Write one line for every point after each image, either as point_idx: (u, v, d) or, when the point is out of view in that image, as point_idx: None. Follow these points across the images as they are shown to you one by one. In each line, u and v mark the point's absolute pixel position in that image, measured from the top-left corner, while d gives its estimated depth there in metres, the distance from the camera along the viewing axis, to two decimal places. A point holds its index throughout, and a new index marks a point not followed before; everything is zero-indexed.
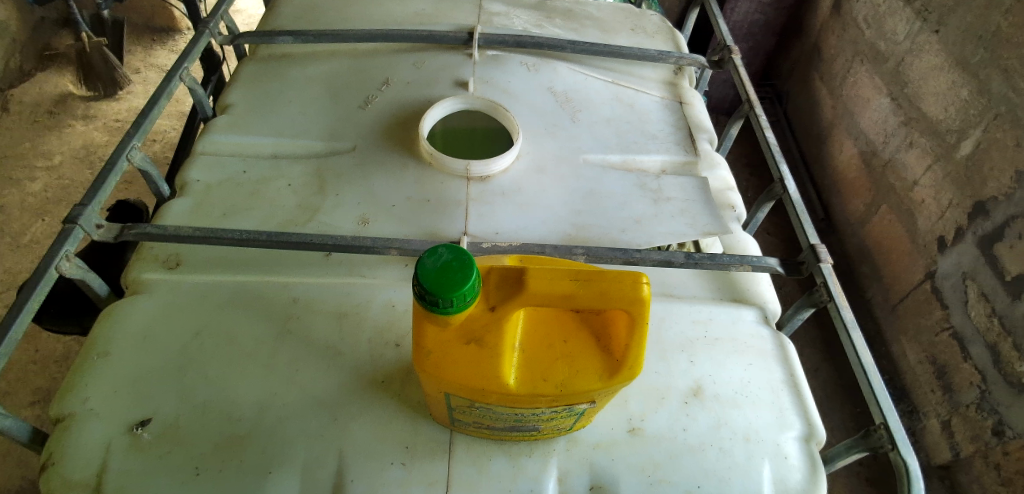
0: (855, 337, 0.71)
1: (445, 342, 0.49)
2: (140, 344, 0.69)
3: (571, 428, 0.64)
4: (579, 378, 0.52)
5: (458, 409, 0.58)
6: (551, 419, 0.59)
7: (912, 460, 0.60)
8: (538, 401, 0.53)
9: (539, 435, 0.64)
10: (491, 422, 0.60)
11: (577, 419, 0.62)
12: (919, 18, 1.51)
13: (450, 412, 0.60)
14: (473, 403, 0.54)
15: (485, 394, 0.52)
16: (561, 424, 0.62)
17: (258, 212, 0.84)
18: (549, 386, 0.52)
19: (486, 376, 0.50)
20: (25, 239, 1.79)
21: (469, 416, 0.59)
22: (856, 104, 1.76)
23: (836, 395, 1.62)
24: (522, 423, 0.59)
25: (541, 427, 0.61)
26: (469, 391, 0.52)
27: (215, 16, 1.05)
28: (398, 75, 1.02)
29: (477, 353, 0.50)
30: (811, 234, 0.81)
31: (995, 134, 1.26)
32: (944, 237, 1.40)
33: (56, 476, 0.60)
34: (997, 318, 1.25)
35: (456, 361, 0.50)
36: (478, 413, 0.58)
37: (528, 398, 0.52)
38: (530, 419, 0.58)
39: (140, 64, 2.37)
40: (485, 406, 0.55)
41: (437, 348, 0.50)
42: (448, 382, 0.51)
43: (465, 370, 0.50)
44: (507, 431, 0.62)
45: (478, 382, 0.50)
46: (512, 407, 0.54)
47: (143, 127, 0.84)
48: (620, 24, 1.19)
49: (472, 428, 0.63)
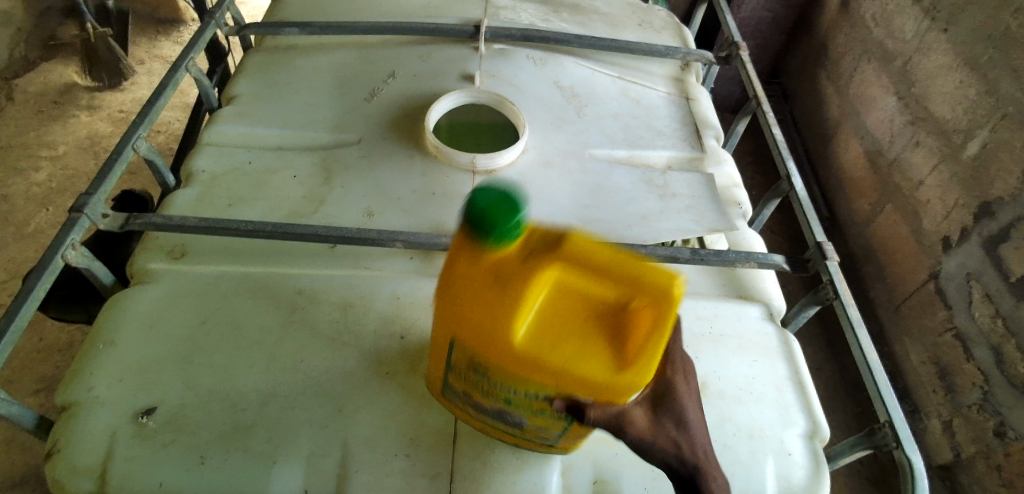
0: (860, 334, 0.70)
1: (467, 275, 0.44)
2: (146, 332, 0.69)
3: (553, 446, 0.59)
4: (586, 382, 0.43)
5: (457, 363, 0.52)
6: (540, 412, 0.51)
7: (916, 458, 0.60)
8: (535, 379, 0.45)
9: (522, 434, 0.59)
10: (484, 397, 0.54)
11: (561, 432, 0.55)
12: (927, 17, 1.50)
13: (446, 371, 0.55)
14: (473, 359, 0.48)
15: (486, 346, 0.44)
16: (547, 429, 0.55)
17: (264, 202, 0.84)
18: (552, 374, 0.44)
19: (494, 328, 0.42)
20: (29, 228, 1.80)
21: (463, 381, 0.54)
22: (862, 102, 1.76)
23: (837, 393, 1.63)
24: (510, 409, 0.54)
25: (524, 425, 0.56)
26: (471, 339, 0.44)
27: (222, 6, 1.05)
28: (404, 67, 1.02)
29: (496, 297, 0.41)
30: (817, 231, 0.80)
31: (1002, 135, 1.25)
32: (949, 238, 1.40)
33: (62, 463, 0.61)
34: (1000, 319, 1.25)
35: (467, 298, 0.44)
36: (472, 376, 0.51)
37: (527, 372, 0.44)
38: (518, 405, 0.52)
39: (145, 54, 2.36)
40: (480, 367, 0.48)
41: (461, 273, 0.43)
42: (456, 314, 0.44)
43: (477, 309, 0.42)
44: (493, 416, 0.57)
45: (485, 329, 0.42)
46: (507, 378, 0.47)
47: (149, 117, 0.84)
48: (627, 19, 1.19)
49: (459, 402, 0.60)
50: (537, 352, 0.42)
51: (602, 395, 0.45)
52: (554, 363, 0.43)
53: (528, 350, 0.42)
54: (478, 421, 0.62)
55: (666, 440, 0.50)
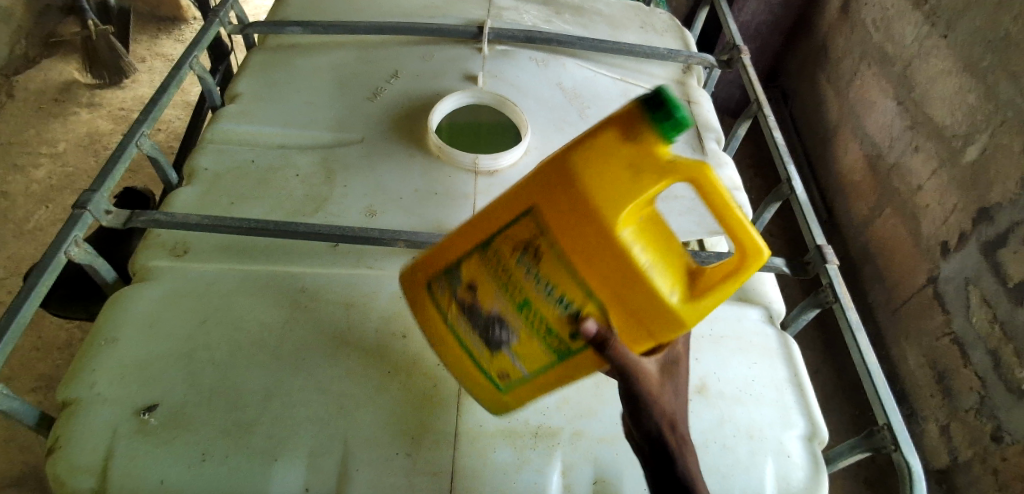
0: (859, 336, 0.71)
1: (599, 163, 0.42)
2: (148, 329, 0.69)
3: (508, 392, 0.58)
4: (643, 302, 0.46)
5: (497, 250, 0.50)
6: (543, 335, 0.50)
7: (914, 460, 0.60)
8: (587, 281, 0.46)
9: (482, 363, 0.57)
10: (488, 301, 0.52)
11: (532, 372, 0.54)
12: (927, 22, 1.50)
13: (468, 256, 0.52)
14: (533, 244, 0.47)
15: (572, 224, 0.44)
16: (525, 363, 0.53)
17: (266, 200, 0.84)
18: (613, 279, 0.45)
19: (602, 206, 0.42)
20: (29, 225, 1.80)
21: (479, 275, 0.52)
22: (862, 106, 1.76)
23: (836, 396, 1.63)
24: (507, 321, 0.52)
25: (505, 346, 0.54)
26: (567, 218, 0.44)
27: (225, 5, 1.05)
28: (406, 67, 1.02)
29: (625, 183, 0.42)
30: (817, 234, 0.80)
31: (1001, 140, 1.26)
32: (948, 242, 1.40)
33: (62, 460, 0.61)
34: (998, 324, 1.26)
35: (589, 188, 0.42)
36: (508, 267, 0.50)
37: (588, 270, 0.46)
38: (525, 319, 0.51)
39: (146, 53, 2.36)
40: (533, 255, 0.48)
41: (604, 147, 0.42)
42: (560, 183, 0.44)
43: (599, 184, 0.42)
44: (475, 330, 0.55)
45: (592, 204, 0.42)
46: (555, 275, 0.47)
47: (153, 114, 0.84)
48: (629, 21, 1.19)
49: (447, 295, 0.56)
50: (623, 253, 0.44)
51: (643, 325, 0.48)
52: (627, 271, 0.44)
53: (616, 245, 0.43)
54: (443, 336, 0.59)
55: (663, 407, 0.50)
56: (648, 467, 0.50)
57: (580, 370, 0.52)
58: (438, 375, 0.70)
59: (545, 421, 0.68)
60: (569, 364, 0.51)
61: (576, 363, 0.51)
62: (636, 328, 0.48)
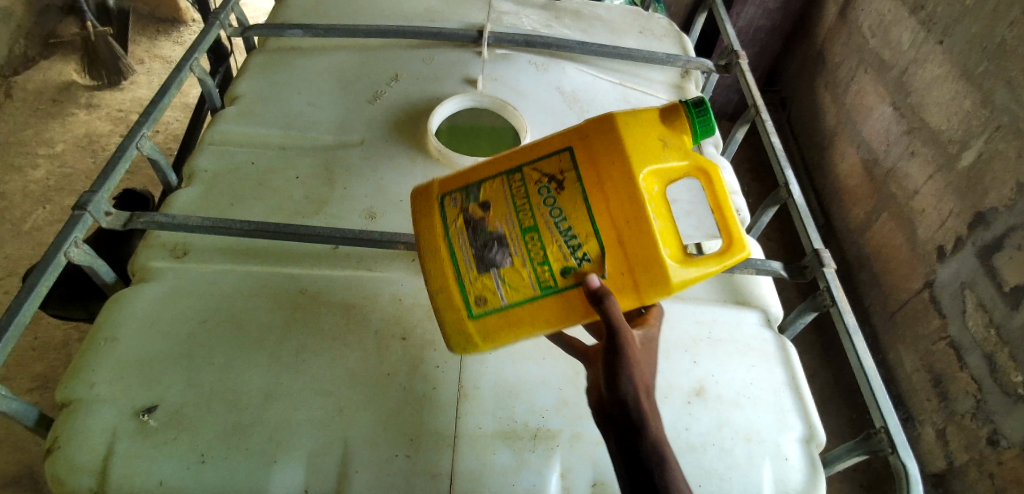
0: (856, 340, 0.71)
1: (638, 129, 0.55)
2: (148, 330, 0.69)
3: (477, 319, 0.57)
4: (643, 250, 0.54)
5: (524, 178, 0.57)
6: (537, 263, 0.54)
7: (910, 463, 0.61)
8: (597, 220, 0.54)
9: (459, 284, 0.56)
10: (496, 219, 0.56)
11: (512, 302, 0.55)
12: (923, 28, 1.52)
13: (493, 178, 0.58)
14: (560, 177, 0.55)
15: (603, 167, 0.54)
16: (508, 289, 0.55)
17: (267, 202, 0.84)
18: (621, 223, 0.54)
19: (632, 156, 0.54)
20: (26, 225, 1.80)
21: (498, 195, 0.57)
22: (859, 111, 1.77)
23: (832, 399, 1.64)
24: (507, 241, 0.55)
25: (497, 269, 0.55)
26: (602, 159, 0.54)
27: (226, 7, 1.05)
28: (406, 70, 1.03)
29: (654, 149, 0.55)
30: (815, 238, 0.80)
31: (997, 146, 1.27)
32: (944, 246, 1.41)
33: (61, 460, 0.61)
34: (994, 328, 1.27)
35: (630, 140, 0.54)
36: (528, 193, 0.56)
37: (602, 210, 0.54)
38: (526, 243, 0.55)
39: (145, 54, 2.36)
40: (555, 186, 0.55)
41: (646, 122, 0.56)
42: (603, 133, 0.55)
43: (636, 142, 0.54)
44: (470, 247, 0.57)
45: (625, 153, 0.54)
46: (571, 207, 0.54)
47: (153, 115, 0.84)
48: (628, 26, 1.20)
49: (452, 210, 0.59)
50: (639, 198, 0.53)
51: (634, 282, 0.55)
52: (637, 216, 0.53)
53: (635, 190, 0.53)
54: (428, 248, 0.58)
55: (638, 379, 0.52)
56: (614, 436, 0.52)
57: (561, 314, 0.56)
58: (437, 377, 0.70)
59: (543, 423, 0.68)
60: (554, 299, 0.55)
61: (561, 299, 0.55)
62: (627, 284, 0.55)
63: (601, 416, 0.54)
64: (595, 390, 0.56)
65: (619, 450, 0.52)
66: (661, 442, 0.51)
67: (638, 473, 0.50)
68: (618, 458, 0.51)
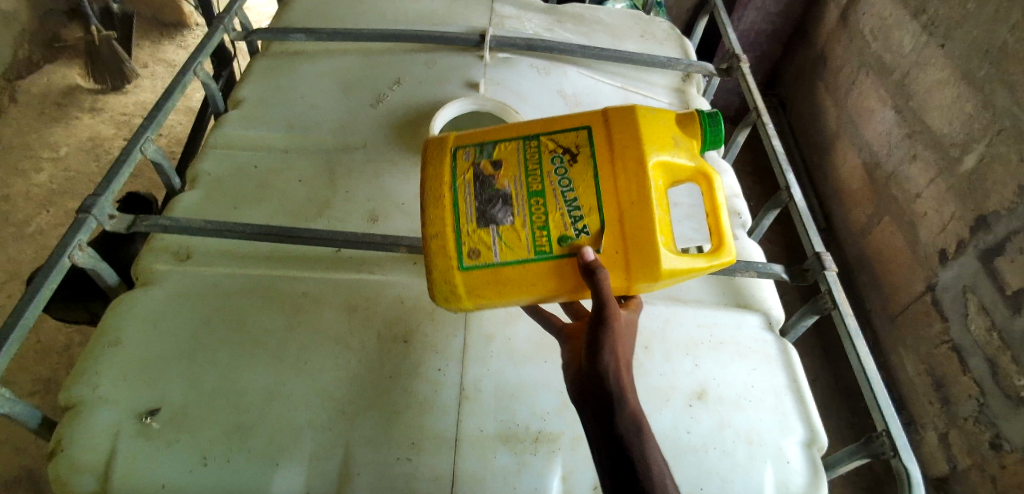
0: (858, 343, 0.71)
1: (656, 123, 0.60)
2: (151, 332, 0.70)
3: (466, 271, 0.57)
4: (641, 232, 0.56)
5: (540, 146, 0.60)
6: (537, 227, 0.56)
7: (912, 467, 0.61)
8: (602, 196, 0.57)
9: (456, 232, 0.57)
10: (505, 178, 0.58)
11: (503, 260, 0.56)
12: (925, 32, 1.52)
13: (509, 141, 0.61)
14: (574, 151, 0.58)
15: (616, 148, 0.58)
16: (503, 246, 0.56)
17: (270, 206, 0.85)
18: (624, 203, 0.56)
19: (647, 143, 0.58)
20: (29, 228, 1.80)
21: (511, 157, 0.59)
22: (860, 115, 1.77)
23: (834, 403, 1.63)
24: (512, 201, 0.57)
25: (497, 226, 0.57)
26: (620, 140, 0.58)
27: (229, 12, 1.06)
28: (408, 74, 1.03)
29: (666, 143, 0.59)
30: (817, 242, 0.80)
31: (998, 149, 1.27)
32: (946, 250, 1.41)
33: (65, 462, 0.61)
34: (996, 332, 1.26)
35: (648, 129, 0.58)
36: (541, 160, 0.59)
37: (608, 188, 0.57)
38: (530, 206, 0.57)
39: (149, 58, 2.38)
40: (569, 158, 0.58)
41: (665, 120, 0.61)
42: (622, 118, 0.59)
43: (652, 133, 0.58)
44: (474, 200, 0.58)
45: (641, 139, 0.58)
46: (580, 180, 0.57)
47: (157, 119, 0.85)
48: (629, 29, 1.20)
49: (462, 162, 0.60)
50: (646, 181, 0.56)
51: (626, 262, 0.57)
52: (641, 199, 0.56)
53: (643, 174, 0.56)
54: (430, 192, 0.59)
55: (618, 357, 0.54)
56: (587, 407, 0.53)
57: (554, 280, 0.58)
58: (438, 380, 0.70)
59: (544, 426, 0.68)
60: (547, 265, 0.57)
61: (554, 266, 0.57)
62: (620, 264, 0.57)
63: (578, 390, 0.54)
64: (574, 367, 0.57)
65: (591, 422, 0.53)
66: (638, 417, 0.52)
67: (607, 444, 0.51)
68: (592, 430, 0.52)
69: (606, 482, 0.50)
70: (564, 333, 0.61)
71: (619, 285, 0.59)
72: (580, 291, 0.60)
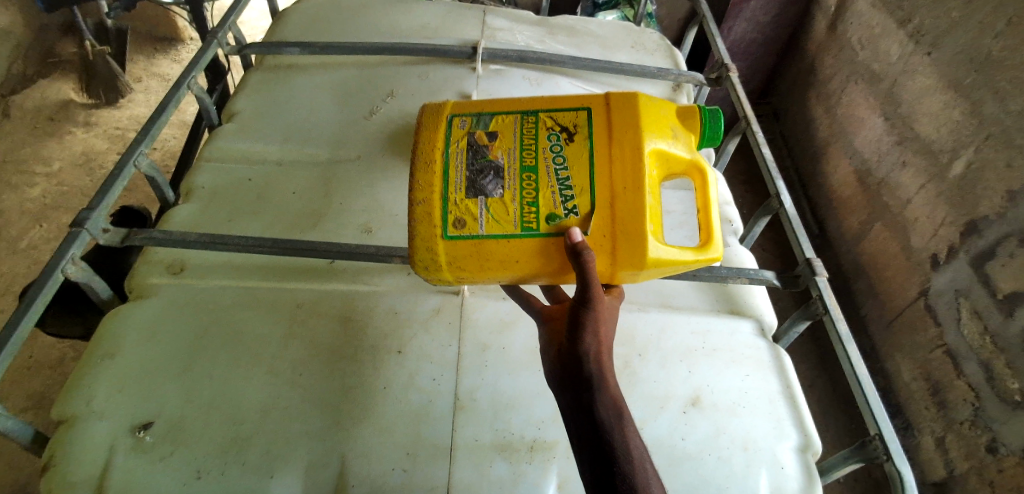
0: (850, 348, 0.72)
1: (657, 112, 0.62)
2: (145, 346, 0.69)
3: (448, 239, 0.57)
4: (631, 219, 0.56)
5: (538, 123, 0.61)
6: (526, 203, 0.57)
7: (906, 470, 0.61)
8: (594, 178, 0.57)
9: (443, 199, 0.57)
10: (499, 150, 0.60)
11: (488, 232, 0.57)
12: (912, 40, 1.54)
13: (506, 116, 0.62)
14: (572, 131, 0.60)
15: (614, 130, 0.59)
16: (489, 218, 0.57)
17: (265, 218, 0.85)
18: (617, 186, 0.57)
19: (645, 129, 0.59)
20: (22, 243, 1.80)
21: (507, 131, 0.61)
22: (851, 122, 1.79)
23: (831, 409, 1.64)
24: (503, 174, 0.59)
25: (485, 197, 0.58)
26: (620, 125, 0.59)
27: (223, 26, 1.06)
28: (403, 86, 1.04)
29: (665, 133, 0.61)
30: (807, 248, 0.81)
31: (987, 155, 1.28)
32: (938, 255, 1.42)
33: (58, 477, 0.61)
34: (989, 337, 1.28)
35: (648, 117, 0.60)
36: (538, 137, 0.60)
37: (601, 169, 0.58)
38: (521, 181, 0.58)
39: (142, 72, 2.38)
40: (565, 136, 0.60)
41: (665, 112, 0.63)
42: (623, 103, 0.61)
43: (650, 120, 0.60)
44: (465, 168, 0.59)
45: (639, 124, 0.59)
46: (573, 160, 0.58)
47: (151, 133, 0.85)
48: (620, 40, 1.22)
49: (456, 131, 0.61)
50: (641, 166, 0.57)
51: (613, 247, 0.57)
52: (634, 184, 0.56)
53: (639, 160, 0.57)
54: (423, 155, 0.59)
55: (600, 339, 0.54)
56: (565, 389, 0.53)
57: (540, 259, 0.58)
58: (433, 390, 0.70)
59: (540, 435, 0.68)
60: (532, 242, 0.57)
61: (539, 244, 0.57)
62: (606, 248, 0.57)
63: (557, 370, 0.54)
64: (553, 348, 0.57)
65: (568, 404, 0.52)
66: (618, 399, 0.52)
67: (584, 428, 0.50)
68: (569, 409, 0.52)
69: (581, 462, 0.50)
70: (543, 315, 0.61)
71: (604, 270, 0.59)
72: (562, 274, 0.60)
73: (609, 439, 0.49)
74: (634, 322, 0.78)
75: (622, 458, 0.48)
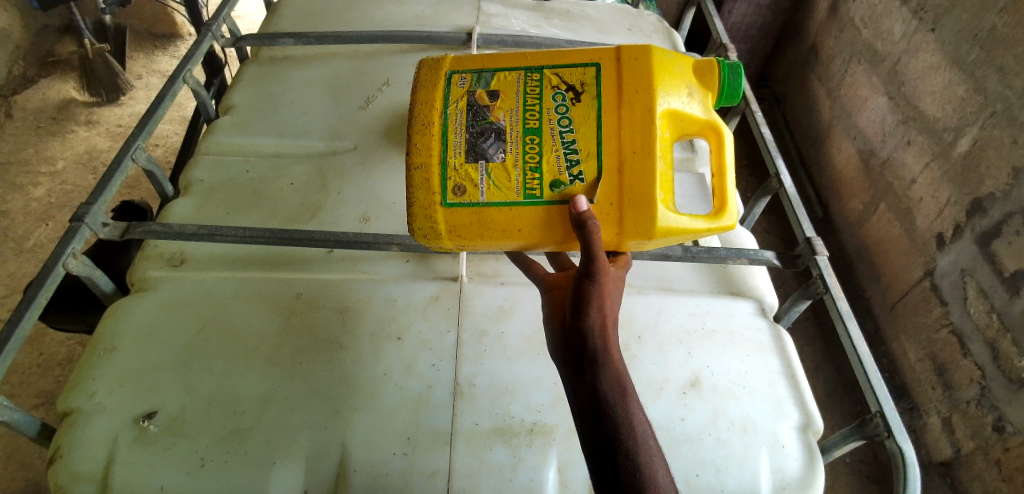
0: (851, 328, 0.71)
1: (671, 69, 0.60)
2: (146, 338, 0.70)
3: (449, 207, 0.57)
4: (640, 186, 0.56)
5: (542, 80, 0.60)
6: (530, 168, 0.57)
7: (907, 447, 0.61)
8: (602, 142, 0.57)
9: (442, 165, 0.57)
10: (501, 111, 0.59)
11: (490, 200, 0.57)
12: (915, 18, 1.51)
13: (509, 73, 0.61)
14: (579, 92, 0.58)
15: (624, 90, 0.58)
16: (490, 186, 0.57)
17: (260, 210, 0.86)
18: (625, 149, 0.56)
19: (658, 87, 0.58)
20: (29, 243, 1.81)
21: (510, 89, 0.60)
22: (854, 103, 1.77)
23: (836, 392, 1.63)
24: (505, 136, 0.58)
25: (486, 162, 0.57)
26: (630, 85, 0.58)
27: (218, 19, 1.06)
28: (398, 76, 1.03)
29: (680, 94, 0.60)
30: (807, 228, 0.81)
31: (992, 132, 1.27)
32: (943, 235, 1.41)
33: (64, 469, 0.62)
34: (995, 315, 1.26)
35: (659, 75, 0.59)
36: (543, 96, 0.59)
37: (609, 133, 0.57)
38: (524, 144, 0.57)
39: (143, 70, 2.39)
40: (571, 96, 0.58)
41: (681, 67, 0.61)
42: (635, 59, 0.59)
43: (664, 77, 0.59)
44: (465, 130, 0.58)
45: (651, 83, 0.58)
46: (580, 121, 0.57)
47: (148, 128, 0.85)
48: (617, 24, 1.20)
49: (456, 90, 0.60)
50: (651, 130, 0.56)
51: (620, 217, 0.57)
52: (644, 149, 0.56)
53: (649, 121, 0.56)
54: (421, 117, 0.59)
55: (606, 313, 0.53)
56: (570, 366, 0.52)
57: (542, 227, 0.58)
58: (431, 377, 0.70)
59: (539, 418, 0.68)
60: (534, 211, 0.57)
61: (543, 212, 0.57)
62: (613, 217, 0.57)
63: (561, 344, 0.53)
64: (556, 321, 0.56)
65: (573, 380, 0.52)
66: (622, 376, 0.51)
67: (586, 405, 0.50)
68: (573, 386, 0.51)
69: (583, 437, 0.50)
70: (545, 284, 0.61)
71: (610, 240, 0.59)
72: (567, 242, 0.60)
73: (614, 417, 0.49)
74: (633, 305, 0.78)
75: (625, 436, 0.48)
